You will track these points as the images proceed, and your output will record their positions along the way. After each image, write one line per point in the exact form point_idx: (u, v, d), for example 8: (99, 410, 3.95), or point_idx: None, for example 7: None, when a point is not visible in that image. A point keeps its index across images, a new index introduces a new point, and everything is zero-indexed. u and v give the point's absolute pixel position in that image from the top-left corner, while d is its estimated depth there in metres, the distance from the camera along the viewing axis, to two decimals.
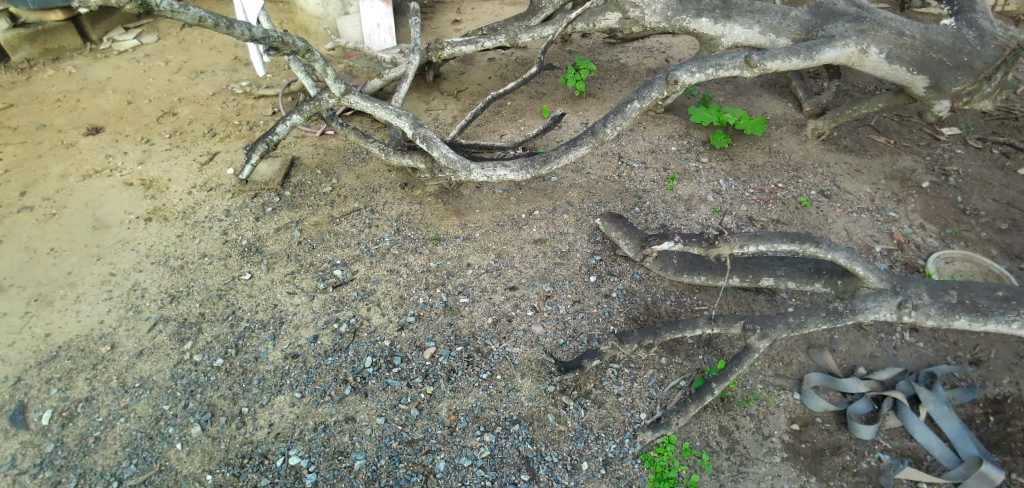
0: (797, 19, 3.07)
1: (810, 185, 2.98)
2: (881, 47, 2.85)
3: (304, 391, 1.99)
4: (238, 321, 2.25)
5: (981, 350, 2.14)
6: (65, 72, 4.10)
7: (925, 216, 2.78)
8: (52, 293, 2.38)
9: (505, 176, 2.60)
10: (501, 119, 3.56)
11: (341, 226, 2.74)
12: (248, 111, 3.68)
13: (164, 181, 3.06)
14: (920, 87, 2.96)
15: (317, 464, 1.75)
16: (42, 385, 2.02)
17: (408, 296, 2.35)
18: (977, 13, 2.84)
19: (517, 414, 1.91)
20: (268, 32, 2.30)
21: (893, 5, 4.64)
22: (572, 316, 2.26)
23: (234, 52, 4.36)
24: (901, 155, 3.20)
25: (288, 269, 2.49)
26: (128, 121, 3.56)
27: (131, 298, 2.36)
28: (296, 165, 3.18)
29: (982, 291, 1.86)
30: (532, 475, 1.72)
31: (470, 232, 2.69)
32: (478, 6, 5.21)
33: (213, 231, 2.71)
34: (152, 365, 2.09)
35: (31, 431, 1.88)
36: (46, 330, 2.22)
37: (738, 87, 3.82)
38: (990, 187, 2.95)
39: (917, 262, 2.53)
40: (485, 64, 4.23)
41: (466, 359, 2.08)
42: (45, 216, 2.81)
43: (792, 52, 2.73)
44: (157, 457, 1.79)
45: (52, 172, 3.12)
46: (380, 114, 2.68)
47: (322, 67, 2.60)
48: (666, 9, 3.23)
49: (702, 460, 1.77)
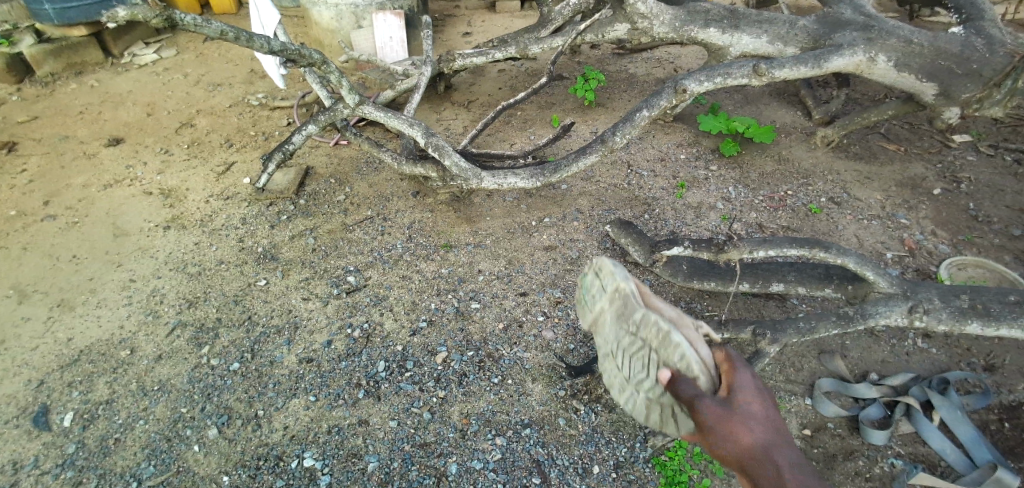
0: (805, 28, 3.09)
1: (820, 193, 2.99)
2: (889, 55, 2.89)
3: (319, 394, 2.02)
4: (254, 326, 2.29)
5: (995, 357, 2.12)
6: (87, 85, 4.23)
7: (936, 222, 2.78)
8: (74, 298, 2.45)
9: (516, 184, 2.63)
10: (511, 128, 3.62)
11: (354, 233, 2.78)
12: (264, 122, 3.77)
13: (182, 190, 3.13)
14: (929, 95, 2.97)
15: (331, 466, 1.78)
16: (64, 389, 2.07)
17: (420, 302, 2.38)
18: (985, 21, 2.85)
19: (528, 417, 1.93)
20: (286, 44, 2.37)
21: (901, 14, 4.68)
22: (583, 321, 2.28)
23: (251, 65, 4.48)
24: (911, 162, 3.20)
25: (303, 276, 2.54)
26: (148, 132, 3.66)
27: (150, 304, 2.41)
28: (310, 175, 3.24)
29: (994, 296, 1.86)
30: (543, 478, 1.74)
31: (481, 239, 2.73)
32: (488, 19, 5.31)
33: (230, 239, 2.77)
34: (171, 369, 2.13)
35: (53, 432, 1.93)
36: (69, 335, 2.28)
37: (747, 96, 3.85)
38: (1003, 194, 2.93)
39: (929, 268, 2.52)
40: (495, 76, 4.30)
41: (478, 363, 2.10)
42: (69, 223, 2.90)
43: (800, 61, 2.75)
44: (175, 459, 1.83)
45: (75, 182, 3.21)
46: (393, 124, 2.73)
47: (337, 78, 2.66)
48: (675, 19, 3.23)
49: (714, 464, 1.79)
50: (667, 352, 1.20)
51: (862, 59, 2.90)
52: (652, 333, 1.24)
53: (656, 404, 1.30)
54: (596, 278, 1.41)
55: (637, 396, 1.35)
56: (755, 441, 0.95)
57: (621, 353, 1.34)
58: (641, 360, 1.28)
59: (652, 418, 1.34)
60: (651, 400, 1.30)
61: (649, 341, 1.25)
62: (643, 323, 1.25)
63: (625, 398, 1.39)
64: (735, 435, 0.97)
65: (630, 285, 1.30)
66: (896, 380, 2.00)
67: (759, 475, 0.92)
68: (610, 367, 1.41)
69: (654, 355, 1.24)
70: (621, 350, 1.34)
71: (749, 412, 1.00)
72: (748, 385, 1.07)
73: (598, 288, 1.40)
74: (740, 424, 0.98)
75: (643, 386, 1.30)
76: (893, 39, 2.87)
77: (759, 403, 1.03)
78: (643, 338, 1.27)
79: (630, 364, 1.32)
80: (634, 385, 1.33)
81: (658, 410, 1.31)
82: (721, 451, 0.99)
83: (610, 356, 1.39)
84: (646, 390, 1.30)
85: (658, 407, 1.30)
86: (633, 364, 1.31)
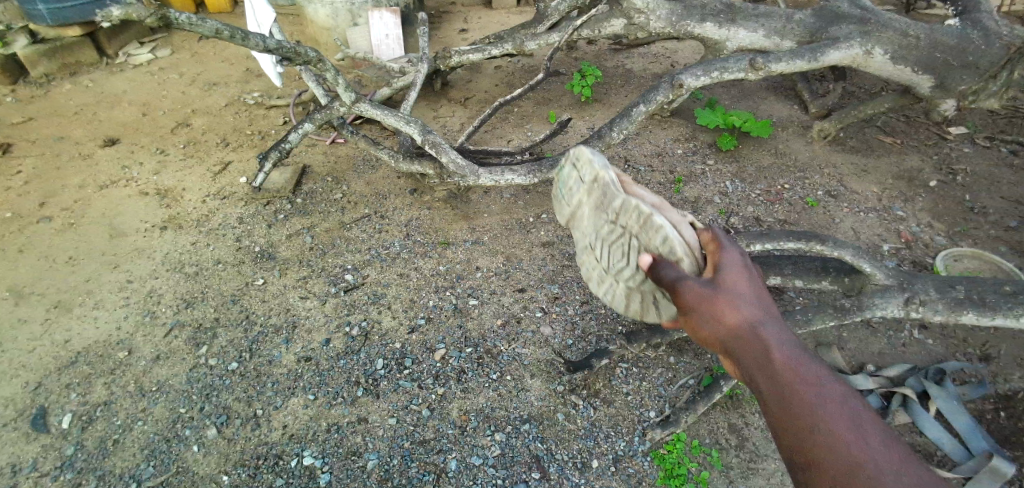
0: (801, 22, 3.09)
1: (817, 186, 2.99)
2: (885, 48, 2.89)
3: (318, 392, 2.02)
4: (252, 326, 2.29)
5: (992, 347, 2.13)
6: (82, 86, 4.21)
7: (933, 214, 2.78)
8: (71, 300, 2.45)
9: (513, 180, 2.63)
10: (508, 125, 3.61)
11: (352, 232, 2.78)
12: (260, 121, 3.76)
13: (179, 190, 3.13)
14: (925, 87, 2.97)
15: (331, 464, 1.79)
16: (62, 390, 2.07)
17: (418, 299, 2.38)
18: (981, 13, 2.84)
19: (527, 413, 1.93)
20: (282, 42, 2.36)
21: (898, 7, 4.68)
22: (581, 317, 2.28)
23: (246, 64, 4.46)
24: (908, 155, 3.20)
25: (301, 275, 2.54)
26: (144, 133, 3.65)
27: (147, 305, 2.41)
28: (307, 174, 3.23)
29: (989, 286, 1.86)
30: (542, 474, 1.75)
31: (479, 236, 2.73)
32: (484, 15, 5.29)
33: (227, 239, 2.77)
34: (169, 370, 2.13)
35: (52, 434, 1.93)
36: (66, 337, 2.28)
37: (744, 90, 3.85)
38: (998, 186, 2.94)
39: (925, 260, 2.53)
40: (492, 72, 4.29)
41: (476, 360, 2.11)
42: (65, 225, 2.89)
43: (796, 55, 2.76)
44: (174, 459, 1.83)
45: (71, 183, 3.20)
46: (390, 121, 2.72)
47: (333, 76, 2.65)
48: (671, 14, 3.20)
49: (712, 457, 1.81)
50: (648, 235, 1.31)
51: (858, 52, 2.92)
52: (632, 221, 1.36)
53: (635, 292, 1.46)
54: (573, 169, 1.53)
55: (616, 286, 1.51)
56: (739, 318, 0.91)
57: (602, 244, 1.48)
58: (620, 248, 1.42)
59: (632, 306, 1.51)
60: (631, 287, 1.45)
61: (627, 227, 1.38)
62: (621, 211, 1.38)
63: (605, 289, 1.55)
64: (718, 314, 0.92)
65: (609, 176, 1.42)
66: (893, 371, 2.01)
67: (741, 350, 0.88)
68: (591, 260, 1.56)
69: (634, 241, 1.37)
70: (602, 241, 1.47)
71: (732, 286, 0.96)
72: (734, 264, 1.02)
73: (577, 181, 1.51)
74: (726, 301, 0.93)
75: (623, 273, 1.46)
76: (889, 31, 2.87)
77: (744, 281, 0.98)
78: (624, 227, 1.39)
79: (610, 254, 1.47)
80: (613, 274, 1.49)
81: (638, 297, 1.46)
82: (705, 330, 0.94)
83: (591, 249, 1.53)
84: (626, 278, 1.45)
85: (638, 294, 1.46)
86: (613, 253, 1.45)
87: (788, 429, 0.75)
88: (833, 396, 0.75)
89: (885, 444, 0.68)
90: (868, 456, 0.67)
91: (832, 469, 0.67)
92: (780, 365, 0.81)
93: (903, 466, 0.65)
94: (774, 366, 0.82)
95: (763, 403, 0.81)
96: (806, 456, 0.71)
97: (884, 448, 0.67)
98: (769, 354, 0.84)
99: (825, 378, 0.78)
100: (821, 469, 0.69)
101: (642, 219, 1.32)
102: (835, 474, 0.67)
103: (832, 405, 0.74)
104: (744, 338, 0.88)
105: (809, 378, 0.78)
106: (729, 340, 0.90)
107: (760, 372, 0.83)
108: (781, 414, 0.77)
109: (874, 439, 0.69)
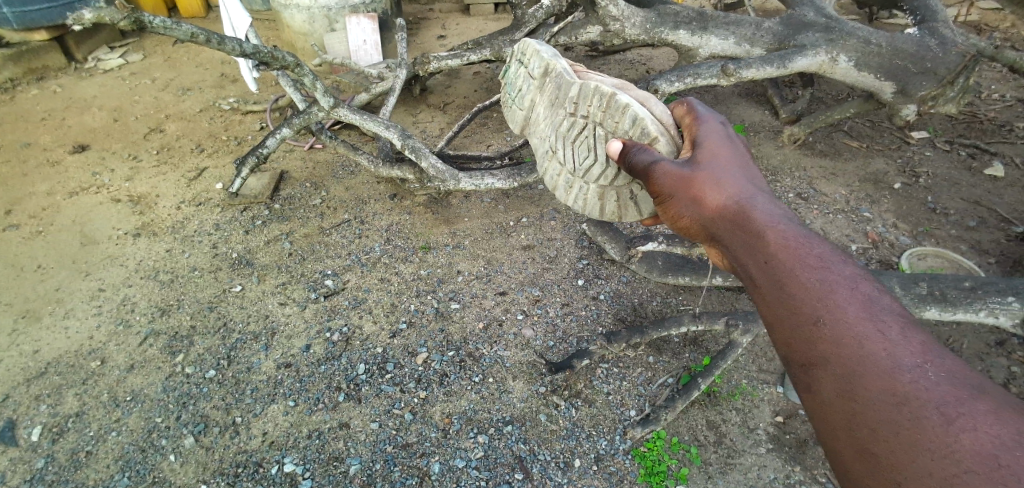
0: (770, 30, 3.17)
1: (788, 189, 3.08)
2: (849, 55, 3.02)
3: (298, 399, 2.00)
4: (230, 333, 2.25)
5: (954, 341, 2.23)
6: (50, 91, 4.10)
7: (898, 215, 2.90)
8: (40, 309, 2.38)
9: (493, 184, 2.64)
10: (487, 130, 3.64)
11: (331, 237, 2.77)
12: (236, 126, 3.72)
13: (152, 196, 3.06)
14: (887, 93, 3.09)
15: (312, 471, 1.78)
16: (32, 402, 2.02)
17: (399, 304, 2.38)
18: (937, 23, 3.03)
19: (509, 414, 1.95)
20: (257, 47, 2.33)
21: (862, 16, 4.89)
22: (562, 319, 2.31)
23: (221, 69, 4.40)
24: (873, 158, 3.33)
25: (280, 280, 2.51)
26: (116, 138, 3.57)
27: (120, 313, 2.35)
28: (284, 179, 3.20)
29: (951, 282, 1.94)
30: (525, 474, 1.77)
31: (460, 240, 2.74)
32: (462, 22, 5.33)
33: (203, 245, 2.72)
34: (143, 379, 2.08)
35: (21, 447, 1.88)
36: (35, 347, 2.21)
37: (717, 96, 3.96)
38: (958, 187, 3.08)
39: (891, 259, 2.64)
40: (471, 78, 4.33)
41: (459, 363, 2.11)
42: (32, 232, 2.81)
43: (766, 61, 2.87)
44: (150, 469, 1.80)
45: (39, 190, 3.11)
46: (369, 126, 2.70)
47: (311, 81, 2.63)
48: (645, 21, 3.22)
49: (691, 453, 1.85)
50: (614, 120, 1.54)
51: (824, 59, 3.02)
52: (595, 109, 1.58)
53: (608, 191, 1.66)
54: (525, 69, 1.84)
55: (586, 188, 1.70)
56: (729, 204, 1.10)
57: (565, 144, 1.69)
58: (584, 143, 1.63)
59: (606, 208, 1.71)
60: (602, 189, 1.66)
61: (591, 118, 1.60)
62: (582, 103, 1.61)
63: (576, 195, 1.73)
64: (706, 202, 1.13)
65: (565, 71, 1.66)
66: None
67: (733, 233, 1.05)
68: (559, 167, 1.75)
69: (599, 130, 1.59)
70: (568, 142, 1.68)
71: (720, 179, 1.15)
72: (724, 158, 1.21)
73: (538, 83, 1.77)
74: (712, 189, 1.14)
75: (591, 172, 1.65)
76: (853, 39, 3.01)
77: (729, 168, 1.18)
78: (587, 118, 1.61)
79: (576, 155, 1.67)
80: (581, 176, 1.68)
81: (614, 198, 1.67)
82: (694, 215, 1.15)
83: (557, 154, 1.73)
84: (598, 179, 1.65)
85: (610, 193, 1.66)
86: (579, 152, 1.66)
87: (789, 314, 0.87)
88: (836, 281, 0.85)
89: (898, 331, 0.76)
90: (883, 347, 0.74)
91: (843, 359, 0.77)
92: (774, 247, 0.95)
93: (917, 352, 0.72)
94: (769, 250, 0.96)
95: (755, 280, 0.96)
96: (809, 349, 0.82)
97: (892, 332, 0.76)
98: (761, 236, 0.99)
99: (825, 259, 0.90)
100: (829, 363, 0.78)
101: (605, 103, 1.55)
102: (841, 366, 0.76)
103: (835, 291, 0.84)
104: (732, 221, 1.07)
105: (807, 261, 0.90)
106: (716, 223, 1.10)
107: (752, 255, 0.98)
108: (780, 300, 0.89)
109: (885, 325, 0.77)
